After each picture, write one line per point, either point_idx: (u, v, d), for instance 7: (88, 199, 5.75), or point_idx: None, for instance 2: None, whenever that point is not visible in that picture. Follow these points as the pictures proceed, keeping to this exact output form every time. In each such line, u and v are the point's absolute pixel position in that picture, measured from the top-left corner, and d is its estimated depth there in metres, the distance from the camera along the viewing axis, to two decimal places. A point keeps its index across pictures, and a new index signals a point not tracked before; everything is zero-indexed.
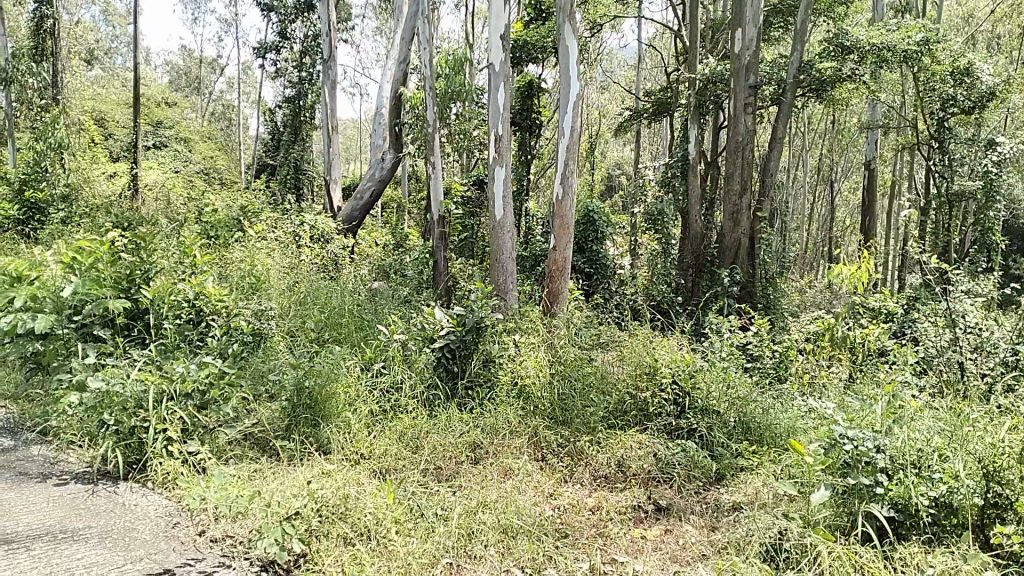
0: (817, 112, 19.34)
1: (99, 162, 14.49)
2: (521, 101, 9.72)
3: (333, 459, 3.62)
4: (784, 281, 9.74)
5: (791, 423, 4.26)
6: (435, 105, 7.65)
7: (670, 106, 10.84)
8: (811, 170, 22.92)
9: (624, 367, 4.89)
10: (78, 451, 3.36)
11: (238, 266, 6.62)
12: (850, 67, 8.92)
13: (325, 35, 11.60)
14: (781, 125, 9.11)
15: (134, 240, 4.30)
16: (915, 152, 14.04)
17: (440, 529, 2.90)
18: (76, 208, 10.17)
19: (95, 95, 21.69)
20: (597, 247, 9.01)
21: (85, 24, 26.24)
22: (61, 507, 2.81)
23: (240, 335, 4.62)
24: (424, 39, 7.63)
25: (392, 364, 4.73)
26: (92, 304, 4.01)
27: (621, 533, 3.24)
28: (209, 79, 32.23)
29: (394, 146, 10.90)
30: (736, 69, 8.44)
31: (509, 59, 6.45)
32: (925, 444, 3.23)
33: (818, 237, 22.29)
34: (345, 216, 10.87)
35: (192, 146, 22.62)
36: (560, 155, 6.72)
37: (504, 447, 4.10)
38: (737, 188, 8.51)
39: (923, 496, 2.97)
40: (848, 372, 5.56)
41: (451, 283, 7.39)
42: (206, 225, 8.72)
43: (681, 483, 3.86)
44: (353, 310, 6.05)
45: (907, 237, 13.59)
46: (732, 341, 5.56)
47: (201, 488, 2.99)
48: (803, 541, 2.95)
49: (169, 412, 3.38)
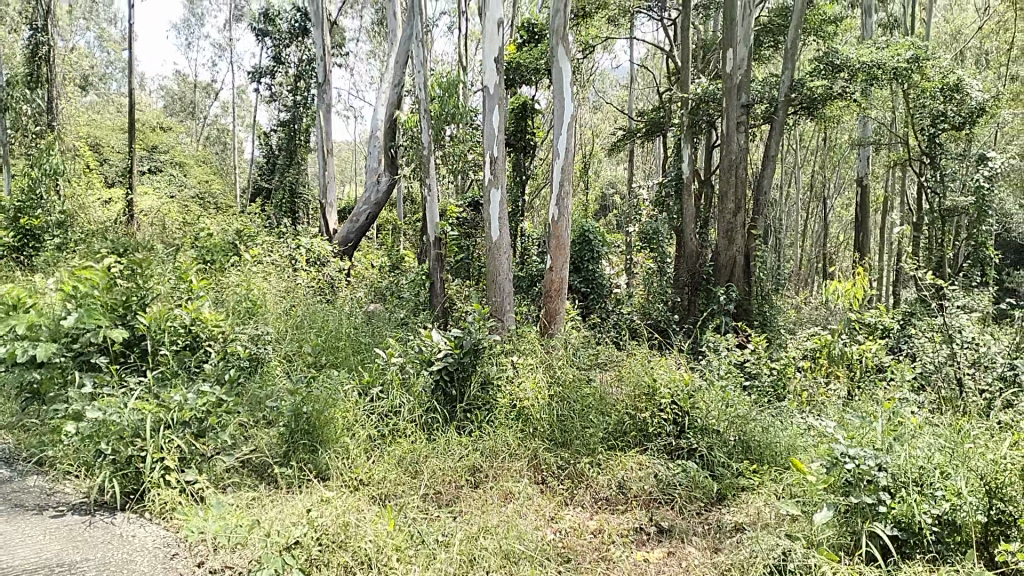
0: (809, 129, 19.47)
1: (95, 188, 14.53)
2: (515, 122, 9.75)
3: (332, 485, 3.59)
4: (779, 298, 9.75)
5: (791, 441, 4.26)
6: (430, 128, 7.67)
7: (663, 125, 10.89)
8: (804, 187, 23.03)
9: (623, 388, 4.88)
10: (75, 481, 3.33)
11: (234, 291, 6.61)
12: (842, 85, 9.00)
13: (319, 59, 11.64)
14: (774, 143, 9.14)
15: (134, 266, 4.29)
16: (906, 168, 14.12)
17: (442, 556, 2.86)
18: (70, 235, 10.15)
19: (90, 121, 21.76)
20: (593, 267, 8.95)
21: (80, 50, 26.41)
22: (58, 539, 2.78)
23: (236, 360, 4.59)
24: (419, 62, 7.68)
25: (390, 388, 4.70)
26: (90, 333, 4.00)
27: (623, 555, 3.23)
28: (204, 103, 32.31)
29: (389, 169, 10.91)
30: (727, 88, 8.40)
31: (503, 82, 6.48)
32: (926, 461, 3.24)
33: (812, 252, 22.36)
34: (341, 238, 10.84)
35: (187, 171, 22.70)
36: (555, 176, 6.74)
37: (504, 470, 4.07)
38: (731, 206, 8.54)
39: (926, 514, 2.96)
40: (847, 388, 5.55)
41: (448, 305, 7.38)
42: (201, 249, 8.71)
43: (683, 504, 3.84)
44: (350, 333, 6.04)
45: (901, 252, 13.64)
46: (729, 359, 5.56)
47: (200, 519, 2.96)
48: (807, 563, 2.93)
49: (166, 440, 3.36)
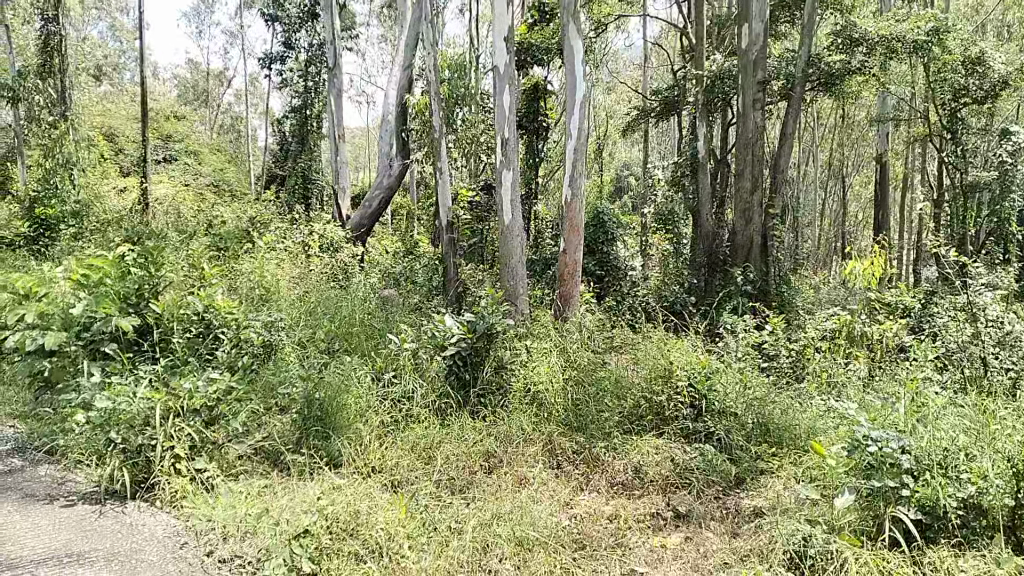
0: (826, 106, 19.20)
1: (111, 179, 14.60)
2: (526, 104, 9.67)
3: (345, 472, 3.56)
4: (797, 278, 9.63)
5: (812, 423, 4.18)
6: (441, 110, 7.59)
7: (677, 104, 10.76)
8: (822, 165, 22.74)
9: (639, 371, 4.82)
10: (87, 469, 3.30)
11: (248, 278, 6.60)
12: (860, 59, 8.84)
13: (330, 43, 11.56)
14: (791, 121, 9.00)
15: (145, 254, 4.26)
16: (926, 144, 13.89)
17: (455, 543, 2.81)
18: (86, 224, 10.21)
19: (104, 111, 21.85)
20: (608, 249, 8.86)
21: (93, 40, 26.49)
22: (68, 529, 2.76)
23: (250, 347, 4.53)
24: (428, 44, 7.59)
25: (403, 373, 4.66)
26: (100, 322, 3.97)
27: (640, 542, 3.19)
28: (217, 91, 32.35)
29: (401, 153, 10.82)
30: (744, 66, 8.41)
31: (514, 61, 6.38)
32: (951, 443, 3.15)
33: (831, 231, 22.14)
34: (355, 224, 10.79)
35: (203, 159, 22.78)
36: (568, 157, 6.64)
37: (518, 455, 4.03)
38: (748, 185, 8.46)
39: (951, 498, 2.87)
40: (868, 368, 5.47)
41: (462, 289, 7.34)
42: (215, 237, 8.72)
43: (701, 488, 3.79)
44: (363, 319, 6.00)
45: (922, 230, 13.44)
46: (748, 340, 5.49)
47: (209, 507, 2.93)
48: (828, 547, 2.86)
49: (177, 428, 3.32)
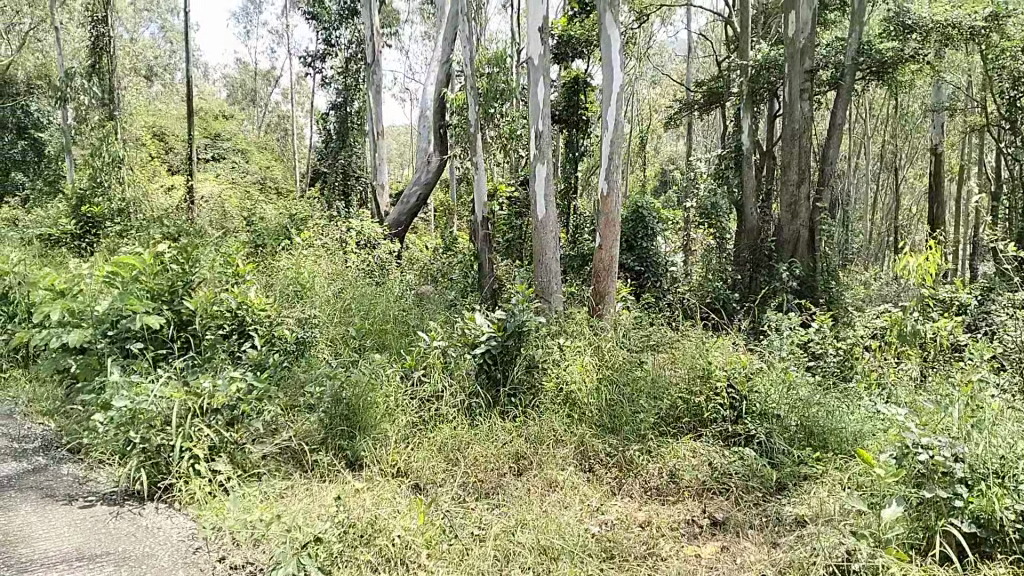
0: (877, 97, 18.61)
1: (158, 177, 14.80)
2: (566, 99, 9.54)
3: (368, 475, 3.48)
4: (847, 274, 9.32)
5: (859, 428, 3.99)
6: (477, 103, 7.48)
7: (722, 95, 10.49)
8: (873, 158, 22.09)
9: (676, 371, 4.66)
10: (109, 468, 3.26)
11: (283, 275, 6.56)
12: (913, 47, 8.48)
13: (369, 40, 11.53)
14: (839, 111, 8.73)
15: (178, 248, 4.24)
16: (985, 134, 13.36)
17: (475, 551, 2.71)
18: (131, 222, 10.34)
19: (154, 111, 22.23)
20: (647, 245, 8.55)
21: (144, 42, 26.99)
22: (83, 532, 2.72)
23: (283, 344, 4.53)
24: (465, 37, 7.49)
25: (433, 372, 4.54)
26: (128, 319, 3.94)
27: (673, 551, 3.04)
28: (264, 90, 32.74)
29: (438, 148, 10.73)
30: (790, 53, 8.14)
31: (548, 52, 6.23)
32: (1009, 451, 2.96)
33: (884, 225, 21.51)
34: (392, 221, 10.72)
35: (249, 157, 23.06)
36: (604, 150, 6.47)
37: (549, 456, 3.90)
38: (794, 178, 8.20)
39: (1008, 510, 2.69)
40: (920, 370, 5.22)
41: (498, 286, 7.24)
42: (253, 234, 8.73)
43: (739, 495, 3.64)
44: (397, 316, 5.92)
45: (980, 223, 12.91)
46: (792, 339, 5.29)
47: (224, 512, 2.86)
48: (875, 563, 2.68)
49: (196, 428, 3.26)
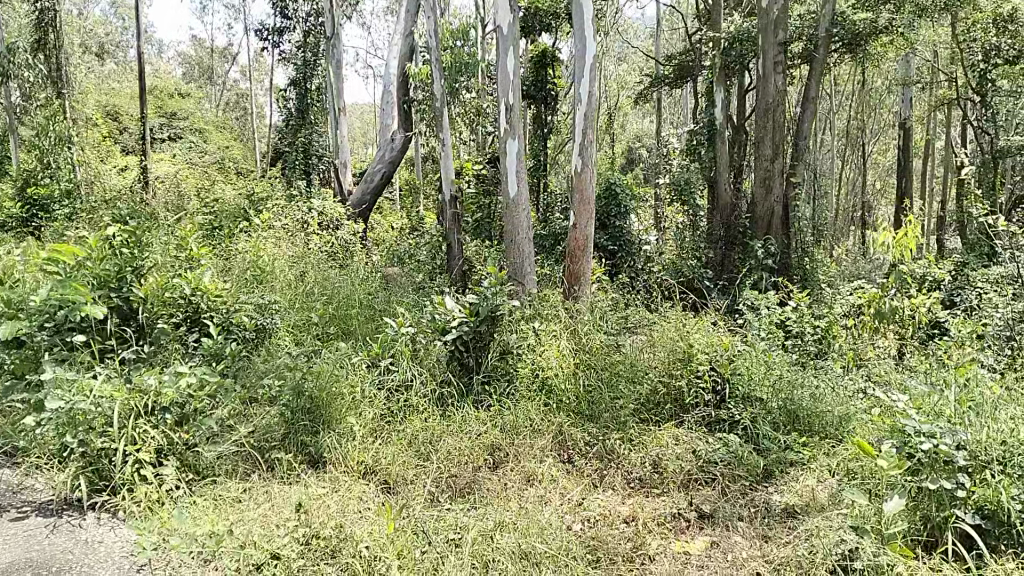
0: (844, 73, 18.53)
1: (112, 157, 14.22)
2: (535, 72, 9.24)
3: (332, 473, 3.25)
4: (818, 250, 9.23)
5: (846, 411, 3.84)
6: (442, 77, 7.13)
7: (692, 69, 10.27)
8: (839, 133, 22.06)
9: (654, 354, 4.48)
10: (47, 473, 2.98)
11: (241, 259, 6.22)
12: (887, 17, 8.29)
13: (328, 13, 11.07)
14: (812, 84, 8.57)
15: (129, 231, 3.86)
16: (952, 108, 13.33)
17: (451, 560, 2.49)
18: (80, 204, 9.85)
19: (107, 89, 21.41)
20: (620, 223, 8.32)
21: (94, 19, 25.94)
22: (12, 549, 2.46)
23: (240, 332, 4.26)
24: (429, 9, 7.13)
25: (401, 360, 4.29)
26: (67, 310, 3.60)
27: (660, 549, 2.86)
28: (222, 68, 31.73)
29: (403, 125, 10.38)
30: (763, 24, 7.92)
31: (517, 21, 5.91)
32: (1011, 435, 2.81)
33: (850, 200, 21.59)
34: (355, 201, 10.37)
35: (208, 136, 22.34)
36: (576, 125, 6.21)
37: (526, 448, 3.68)
38: (768, 153, 8.00)
39: (1014, 501, 2.54)
40: (899, 349, 5.10)
41: (467, 267, 6.98)
42: (209, 216, 8.35)
43: (726, 485, 3.46)
44: (362, 300, 5.64)
45: (947, 197, 12.91)
46: (771, 319, 5.13)
47: (169, 528, 2.61)
48: (878, 561, 2.51)
49: (141, 430, 3.00)
